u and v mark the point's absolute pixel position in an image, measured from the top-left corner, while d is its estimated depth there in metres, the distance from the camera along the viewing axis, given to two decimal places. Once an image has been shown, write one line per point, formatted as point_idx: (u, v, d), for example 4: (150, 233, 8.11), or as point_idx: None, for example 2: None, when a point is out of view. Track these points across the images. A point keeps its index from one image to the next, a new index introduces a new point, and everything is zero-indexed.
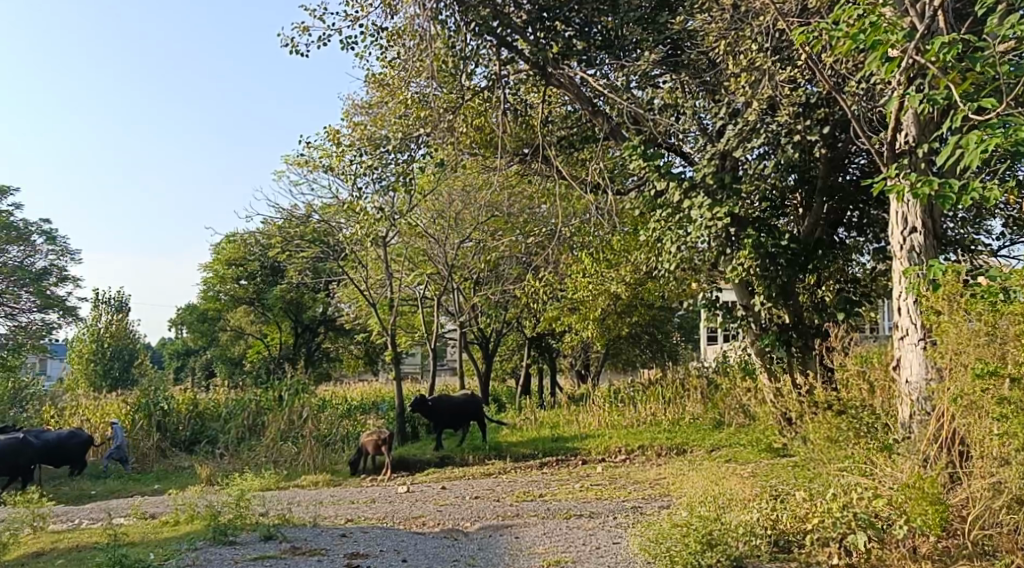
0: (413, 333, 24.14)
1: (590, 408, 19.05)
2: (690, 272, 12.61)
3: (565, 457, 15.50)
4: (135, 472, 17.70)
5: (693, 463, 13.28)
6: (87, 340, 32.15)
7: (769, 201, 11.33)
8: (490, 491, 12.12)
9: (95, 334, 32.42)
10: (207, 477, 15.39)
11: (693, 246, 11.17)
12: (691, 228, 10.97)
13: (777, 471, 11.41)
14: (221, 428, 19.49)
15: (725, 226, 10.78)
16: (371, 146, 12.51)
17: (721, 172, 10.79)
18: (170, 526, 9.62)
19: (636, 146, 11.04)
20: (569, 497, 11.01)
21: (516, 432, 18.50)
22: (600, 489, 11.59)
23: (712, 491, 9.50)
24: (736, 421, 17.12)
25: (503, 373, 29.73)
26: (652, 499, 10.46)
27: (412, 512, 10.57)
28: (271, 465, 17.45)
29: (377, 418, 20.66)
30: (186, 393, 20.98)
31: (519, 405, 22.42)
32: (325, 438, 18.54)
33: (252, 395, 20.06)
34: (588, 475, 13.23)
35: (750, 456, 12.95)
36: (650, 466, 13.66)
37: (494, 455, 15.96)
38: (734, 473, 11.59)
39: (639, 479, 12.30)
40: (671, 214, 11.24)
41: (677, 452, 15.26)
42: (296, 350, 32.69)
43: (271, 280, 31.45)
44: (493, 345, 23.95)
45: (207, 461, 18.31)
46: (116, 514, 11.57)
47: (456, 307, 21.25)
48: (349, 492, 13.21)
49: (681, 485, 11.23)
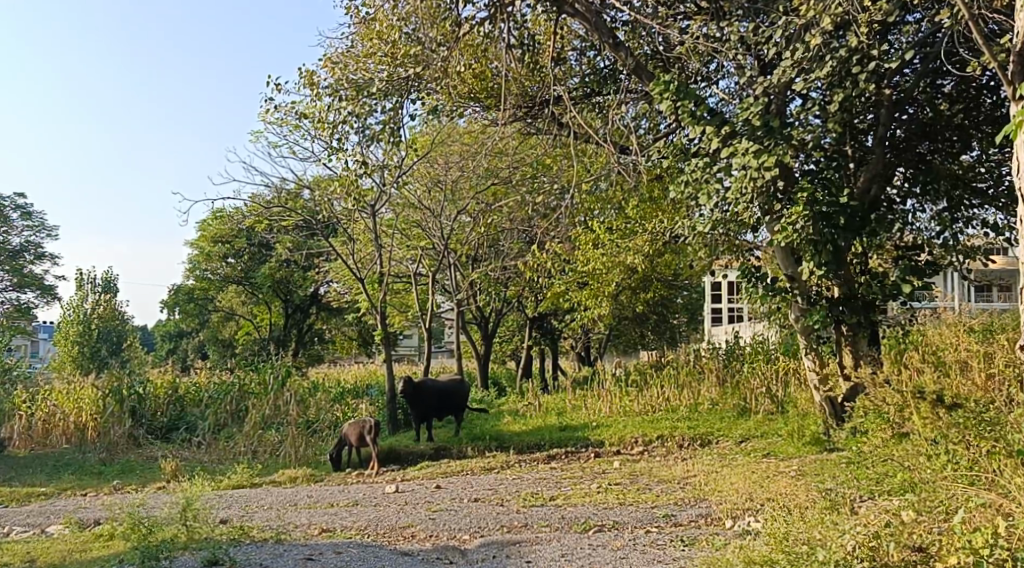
0: (408, 312, 22.43)
1: (600, 392, 17.37)
2: (723, 238, 10.88)
3: (575, 449, 13.81)
4: (104, 462, 16.12)
5: (725, 459, 11.60)
6: (72, 321, 30.62)
7: (825, 150, 9.55)
8: (490, 491, 10.43)
9: (80, 314, 30.89)
10: (177, 472, 13.78)
11: (732, 204, 9.49)
12: (731, 184, 9.24)
13: (829, 471, 9.71)
14: (201, 414, 17.82)
15: (772, 178, 9.04)
16: (352, 92, 10.65)
17: (767, 115, 9.08)
18: (102, 541, 7.96)
19: (668, 83, 9.39)
20: (585, 501, 9.31)
21: (519, 419, 16.79)
22: (621, 490, 9.93)
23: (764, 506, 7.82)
24: (763, 410, 15.40)
25: (503, 355, 28.12)
26: (687, 505, 8.77)
27: (401, 519, 8.89)
28: (251, 456, 15.86)
29: (369, 402, 19.01)
30: (165, 376, 19.37)
31: (522, 389, 20.79)
32: (310, 426, 16.90)
33: (235, 378, 18.45)
34: (604, 471, 11.57)
35: (790, 451, 11.25)
36: (674, 461, 11.99)
37: (496, 446, 14.28)
38: (779, 473, 9.90)
39: (665, 479, 10.61)
40: (706, 168, 9.49)
41: (700, 443, 13.58)
42: (287, 331, 31.10)
43: (259, 258, 29.85)
44: (494, 325, 22.28)
45: (183, 450, 16.71)
46: (52, 522, 9.92)
47: (452, 284, 19.29)
48: (329, 490, 11.51)
49: (717, 488, 9.55)
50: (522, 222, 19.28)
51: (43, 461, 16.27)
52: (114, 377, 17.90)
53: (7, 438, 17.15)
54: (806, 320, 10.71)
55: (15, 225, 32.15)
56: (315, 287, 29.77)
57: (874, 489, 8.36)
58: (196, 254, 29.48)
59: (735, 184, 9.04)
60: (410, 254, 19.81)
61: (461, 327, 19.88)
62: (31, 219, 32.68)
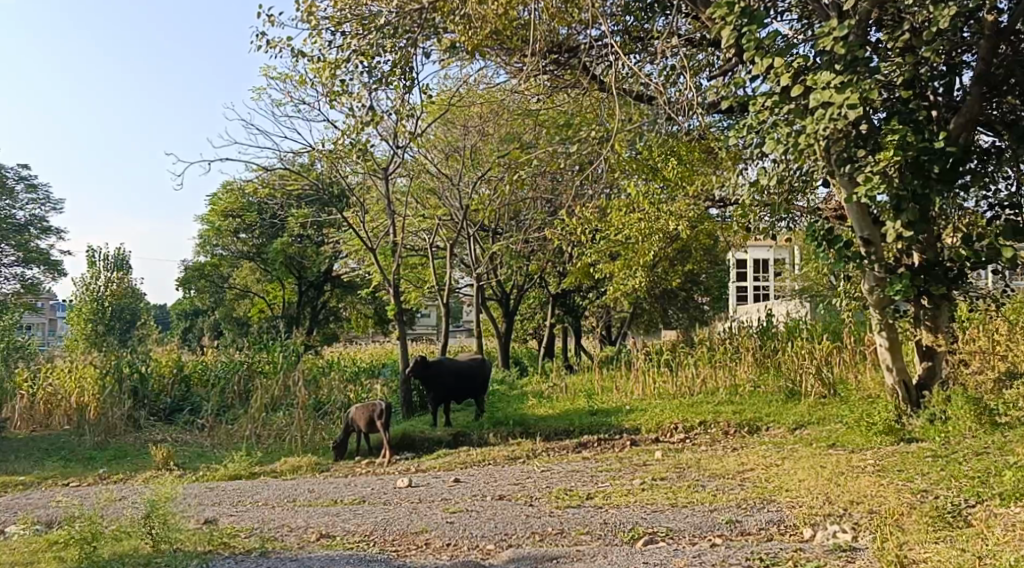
0: (424, 288, 21.03)
1: (633, 372, 15.96)
2: (786, 195, 9.40)
3: (608, 436, 12.42)
4: (98, 446, 14.86)
5: (782, 450, 10.17)
6: (84, 299, 29.49)
7: (914, 86, 8.04)
8: (516, 486, 9.07)
9: (91, 291, 29.71)
10: (171, 460, 12.53)
11: (802, 152, 8.03)
12: (804, 127, 7.75)
13: (914, 467, 8.28)
14: (206, 395, 16.57)
15: (855, 119, 7.56)
16: (358, 25, 9.55)
17: (848, 43, 7.61)
18: (53, 550, 6.71)
19: (730, 6, 8.00)
20: (629, 500, 7.94)
21: (544, 402, 15.42)
22: (668, 487, 8.54)
23: (854, 528, 6.45)
24: (815, 393, 13.90)
25: (524, 334, 26.76)
26: (754, 508, 7.38)
27: (412, 522, 7.56)
28: (255, 442, 14.57)
29: (384, 382, 17.71)
30: (168, 353, 18.12)
31: (546, 370, 19.41)
32: (319, 407, 15.66)
33: (243, 355, 17.17)
34: (646, 464, 10.16)
35: (858, 441, 9.80)
36: (725, 453, 10.57)
37: (520, 432, 12.90)
38: (854, 469, 8.46)
39: (717, 474, 9.20)
40: (774, 108, 8.01)
41: (748, 430, 12.17)
42: (300, 309, 29.83)
43: (271, 233, 28.55)
44: (515, 302, 20.87)
45: (184, 434, 15.45)
46: (13, 519, 8.68)
47: (472, 258, 17.89)
48: (334, 483, 10.20)
49: (783, 486, 8.15)
50: (546, 189, 17.83)
51: (34, 445, 15.03)
52: (114, 354, 16.64)
53: (5, 418, 15.90)
54: (883, 290, 9.23)
55: (20, 198, 31.02)
56: (329, 262, 28.46)
57: (981, 491, 6.98)
58: (207, 229, 28.24)
59: (809, 126, 7.59)
60: (426, 225, 18.46)
61: (481, 303, 18.50)
62: (35, 192, 31.42)
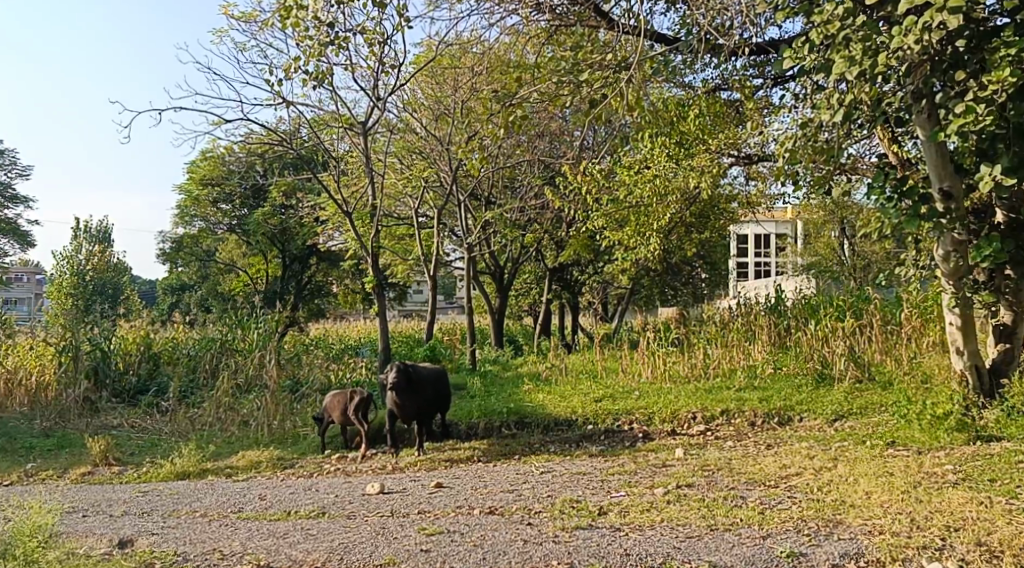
0: (412, 260, 19.28)
1: (639, 352, 14.31)
2: (843, 139, 7.68)
3: (616, 428, 10.81)
4: (44, 432, 13.13)
5: (830, 449, 8.48)
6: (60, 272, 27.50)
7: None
8: (515, 494, 7.42)
9: (73, 264, 27.85)
10: (115, 453, 10.78)
11: (877, 78, 6.31)
12: (885, 43, 6.03)
13: (1008, 476, 6.62)
14: (171, 375, 14.79)
15: (952, 30, 5.84)
16: None
17: None
18: None
19: None
20: (656, 520, 6.28)
21: (541, 386, 13.74)
22: (700, 499, 6.89)
23: None
24: (848, 377, 12.25)
25: (519, 311, 25.06)
26: (821, 534, 5.72)
27: (377, 549, 5.87)
28: (221, 429, 12.87)
29: (367, 361, 16.01)
30: (130, 328, 16.29)
31: (543, 349, 17.78)
32: (294, 390, 13.98)
33: (213, 332, 15.38)
34: (666, 464, 8.51)
35: (922, 439, 8.14)
36: (759, 450, 8.90)
37: (514, 422, 11.27)
38: (932, 477, 6.78)
39: (757, 480, 7.54)
40: (844, 19, 6.27)
41: (778, 422, 10.54)
42: (284, 283, 27.99)
43: (252, 203, 26.65)
44: (511, 275, 19.17)
45: (144, 418, 13.70)
46: None
47: (462, 227, 16.15)
48: (295, 486, 8.53)
49: (846, 500, 6.49)
50: (543, 151, 16.11)
51: None
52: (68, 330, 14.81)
53: None
54: (963, 256, 7.58)
55: None
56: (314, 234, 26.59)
57: None
58: (185, 199, 26.29)
59: (894, 40, 5.86)
60: (414, 189, 16.71)
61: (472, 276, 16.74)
62: None
